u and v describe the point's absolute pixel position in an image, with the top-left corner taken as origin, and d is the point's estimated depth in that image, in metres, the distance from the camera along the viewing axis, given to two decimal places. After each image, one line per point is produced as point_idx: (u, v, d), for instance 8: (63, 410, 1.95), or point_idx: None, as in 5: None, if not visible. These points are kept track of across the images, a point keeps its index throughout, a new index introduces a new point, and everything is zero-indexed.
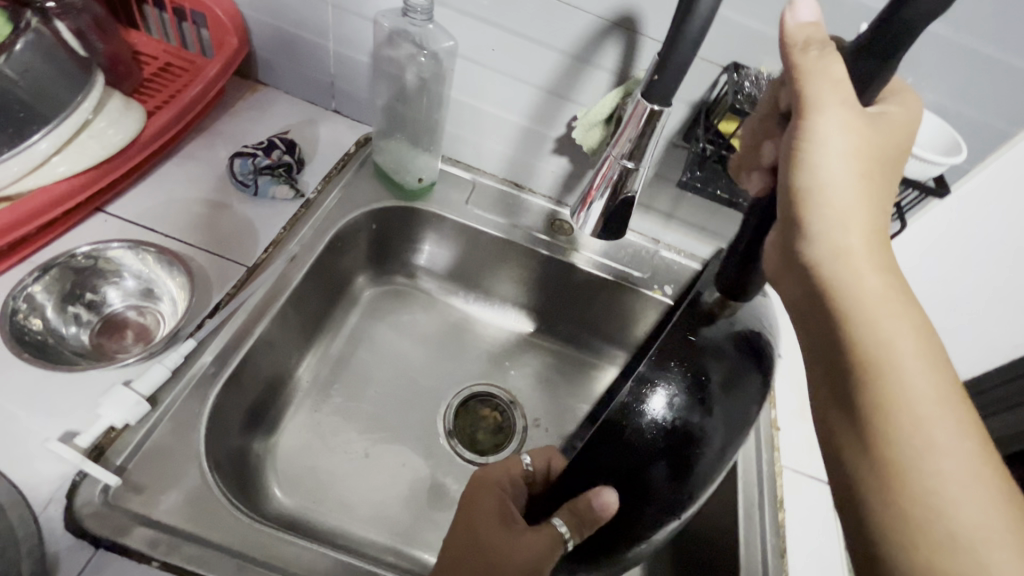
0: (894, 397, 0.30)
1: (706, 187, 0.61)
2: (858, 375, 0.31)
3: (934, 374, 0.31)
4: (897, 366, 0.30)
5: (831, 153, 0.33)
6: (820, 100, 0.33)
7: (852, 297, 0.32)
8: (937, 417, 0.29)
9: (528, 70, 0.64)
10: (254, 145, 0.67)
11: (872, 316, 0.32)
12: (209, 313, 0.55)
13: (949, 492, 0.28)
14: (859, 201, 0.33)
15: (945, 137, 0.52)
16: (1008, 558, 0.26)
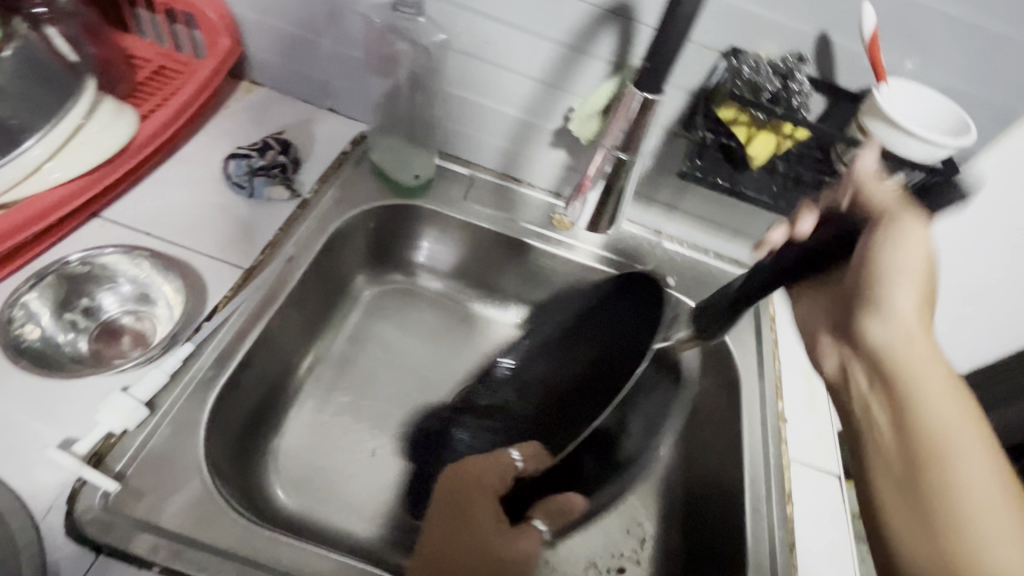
0: (975, 461, 0.40)
1: (707, 177, 0.59)
2: (924, 445, 0.42)
3: (965, 430, 0.42)
4: (937, 430, 0.42)
5: (897, 276, 0.46)
6: (897, 234, 0.46)
7: (925, 377, 0.44)
8: (965, 460, 0.41)
9: (523, 62, 0.63)
10: (247, 146, 0.68)
11: (924, 400, 0.43)
12: (206, 316, 0.55)
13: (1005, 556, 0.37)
14: (917, 311, 0.46)
15: (952, 116, 0.51)
16: None
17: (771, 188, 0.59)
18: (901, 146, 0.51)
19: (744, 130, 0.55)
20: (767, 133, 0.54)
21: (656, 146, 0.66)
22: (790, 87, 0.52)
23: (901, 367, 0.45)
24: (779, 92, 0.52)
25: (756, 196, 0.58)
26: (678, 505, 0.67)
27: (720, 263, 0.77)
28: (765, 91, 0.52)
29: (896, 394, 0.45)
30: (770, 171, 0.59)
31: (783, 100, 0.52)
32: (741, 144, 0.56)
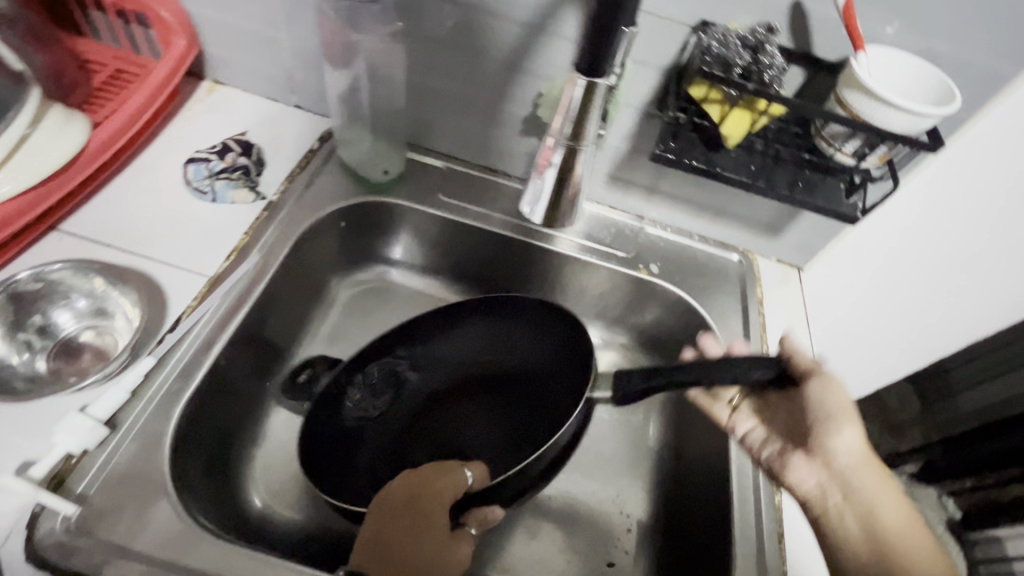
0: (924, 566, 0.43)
1: (681, 158, 0.56)
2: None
3: (910, 535, 0.45)
4: (894, 535, 0.45)
5: (836, 411, 0.48)
6: (828, 383, 0.48)
7: (876, 485, 0.47)
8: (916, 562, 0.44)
9: (485, 47, 0.60)
10: (208, 150, 0.67)
11: (883, 530, 0.45)
12: (169, 328, 0.54)
13: None
14: (864, 450, 0.47)
15: (936, 83, 0.48)
16: None
17: (749, 168, 0.57)
18: (881, 118, 0.48)
19: (717, 108, 0.52)
20: (740, 109, 0.52)
21: (629, 129, 0.64)
22: (761, 60, 0.49)
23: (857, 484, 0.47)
24: (750, 67, 0.50)
25: (734, 176, 0.56)
26: (667, 495, 0.66)
27: (704, 246, 0.75)
28: (735, 66, 0.49)
29: (851, 503, 0.47)
30: (749, 150, 0.57)
31: (754, 75, 0.50)
32: (714, 122, 0.53)
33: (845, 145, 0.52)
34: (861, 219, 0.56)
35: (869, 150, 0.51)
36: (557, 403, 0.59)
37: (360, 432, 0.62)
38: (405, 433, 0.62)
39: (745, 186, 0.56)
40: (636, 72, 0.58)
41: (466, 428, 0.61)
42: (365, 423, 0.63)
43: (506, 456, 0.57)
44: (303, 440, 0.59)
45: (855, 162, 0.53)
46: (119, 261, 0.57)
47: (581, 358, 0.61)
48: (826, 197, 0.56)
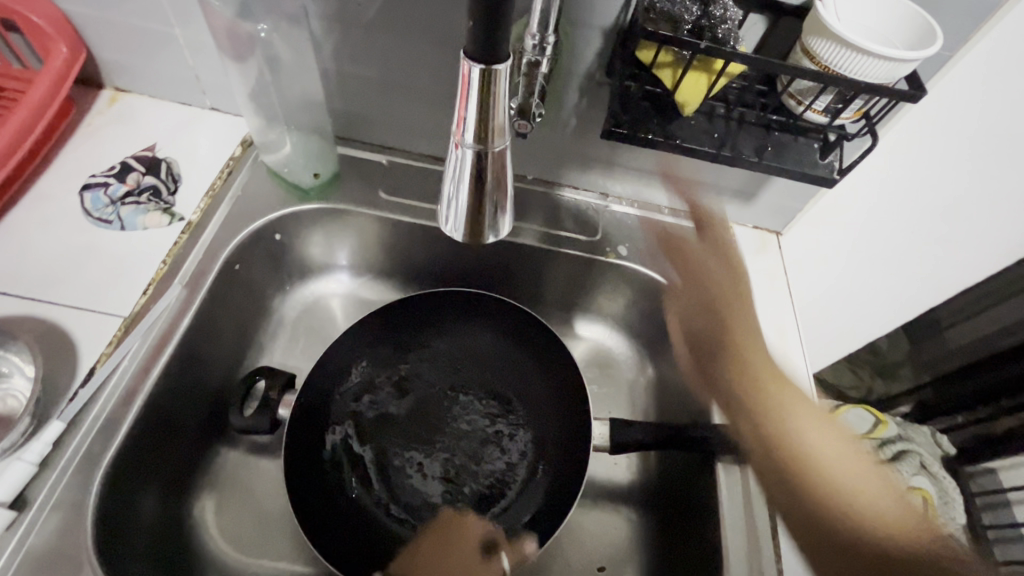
0: (885, 509, 0.45)
1: (637, 132, 0.50)
2: (769, 428, 0.51)
3: (861, 480, 0.47)
4: (850, 490, 0.46)
5: (728, 290, 0.63)
6: (699, 257, 0.66)
7: (821, 444, 0.49)
8: (870, 506, 0.45)
9: (401, 22, 0.53)
10: (105, 172, 0.61)
11: (776, 411, 0.52)
12: (81, 382, 0.48)
13: (863, 497, 0.46)
14: (745, 310, 0.61)
15: (915, 22, 0.42)
16: (885, 506, 0.46)
17: (712, 135, 0.51)
18: (854, 69, 0.42)
19: (669, 73, 0.46)
20: (693, 73, 0.45)
21: (578, 101, 0.57)
22: (712, 13, 0.43)
23: (808, 449, 0.49)
24: (700, 22, 0.43)
25: (697, 147, 0.49)
26: (653, 487, 0.62)
27: (674, 219, 0.70)
28: (683, 21, 0.43)
29: (802, 470, 0.49)
30: (709, 116, 0.51)
31: (706, 30, 0.43)
32: (668, 88, 0.47)
33: (815, 102, 0.46)
34: (838, 180, 0.51)
35: (843, 106, 0.45)
36: (570, 442, 0.60)
37: (343, 441, 0.60)
38: (398, 439, 0.60)
39: (709, 158, 0.50)
40: (577, 36, 0.51)
41: (457, 441, 0.60)
42: (353, 428, 0.61)
43: (520, 484, 0.59)
44: (286, 463, 0.56)
45: (828, 119, 0.47)
46: (18, 312, 0.51)
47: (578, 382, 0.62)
48: (799, 160, 0.51)
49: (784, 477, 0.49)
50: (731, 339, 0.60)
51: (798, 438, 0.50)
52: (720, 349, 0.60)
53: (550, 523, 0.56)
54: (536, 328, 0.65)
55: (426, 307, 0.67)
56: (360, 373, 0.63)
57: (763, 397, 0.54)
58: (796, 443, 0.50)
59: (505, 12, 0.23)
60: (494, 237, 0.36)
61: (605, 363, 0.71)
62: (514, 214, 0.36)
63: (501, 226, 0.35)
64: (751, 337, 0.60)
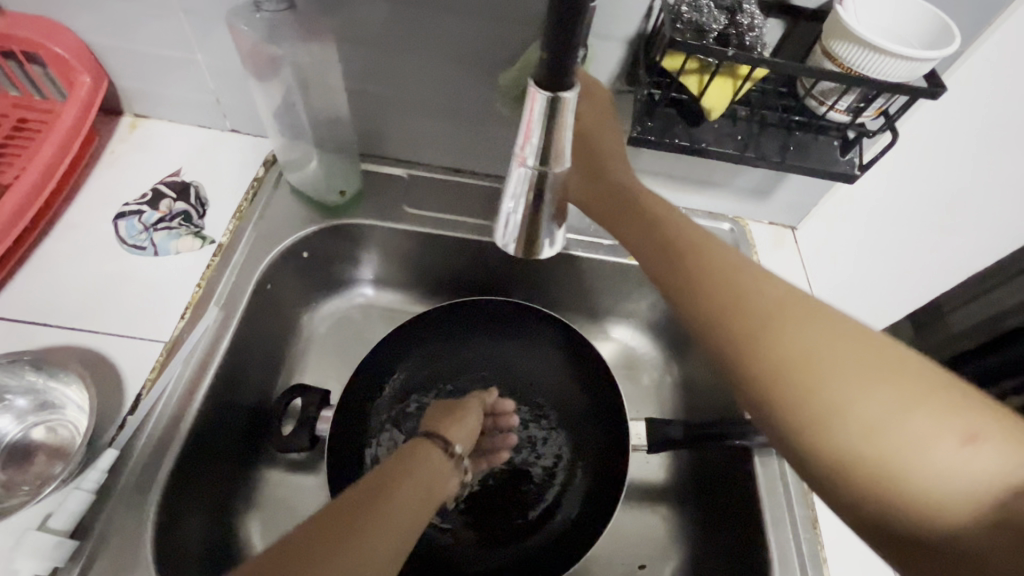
0: (974, 419, 0.30)
1: (662, 139, 0.52)
2: (753, 340, 0.35)
3: (886, 393, 0.32)
4: (893, 444, 0.31)
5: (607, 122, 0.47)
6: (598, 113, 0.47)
7: (806, 352, 0.34)
8: (931, 425, 0.30)
9: (424, 39, 0.54)
10: (137, 200, 0.61)
11: (752, 294, 0.37)
12: (130, 409, 0.49)
13: (918, 458, 0.30)
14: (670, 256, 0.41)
15: (933, 22, 0.43)
16: (973, 463, 0.29)
17: (735, 138, 0.52)
18: (877, 68, 0.43)
19: (695, 80, 0.48)
20: (720, 79, 0.47)
21: None
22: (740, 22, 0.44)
23: (812, 350, 0.34)
24: (728, 30, 0.45)
25: (721, 150, 0.51)
26: (687, 484, 0.63)
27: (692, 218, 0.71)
28: (711, 30, 0.44)
29: (815, 414, 0.33)
30: (732, 120, 0.53)
31: (733, 37, 0.45)
32: (694, 95, 0.48)
33: (838, 102, 0.48)
34: (859, 176, 0.52)
35: (865, 105, 0.47)
36: (607, 446, 0.61)
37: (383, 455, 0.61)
38: None
39: (733, 160, 0.51)
40: (599, 46, 0.52)
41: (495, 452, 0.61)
42: (391, 441, 0.62)
43: (557, 489, 0.60)
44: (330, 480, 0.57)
45: (850, 118, 0.49)
46: (62, 343, 0.52)
47: (609, 385, 0.63)
48: (820, 158, 0.52)
49: (801, 433, 0.33)
50: (713, 263, 0.39)
51: (803, 348, 0.34)
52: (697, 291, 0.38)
53: (591, 528, 0.57)
54: (565, 332, 0.66)
55: (451, 320, 0.67)
56: (394, 386, 0.64)
57: (750, 327, 0.36)
58: (777, 353, 0.34)
59: (576, 42, 0.23)
60: (544, 257, 0.36)
61: (630, 364, 0.73)
62: (564, 234, 0.36)
63: (552, 246, 0.35)
64: (707, 240, 0.41)
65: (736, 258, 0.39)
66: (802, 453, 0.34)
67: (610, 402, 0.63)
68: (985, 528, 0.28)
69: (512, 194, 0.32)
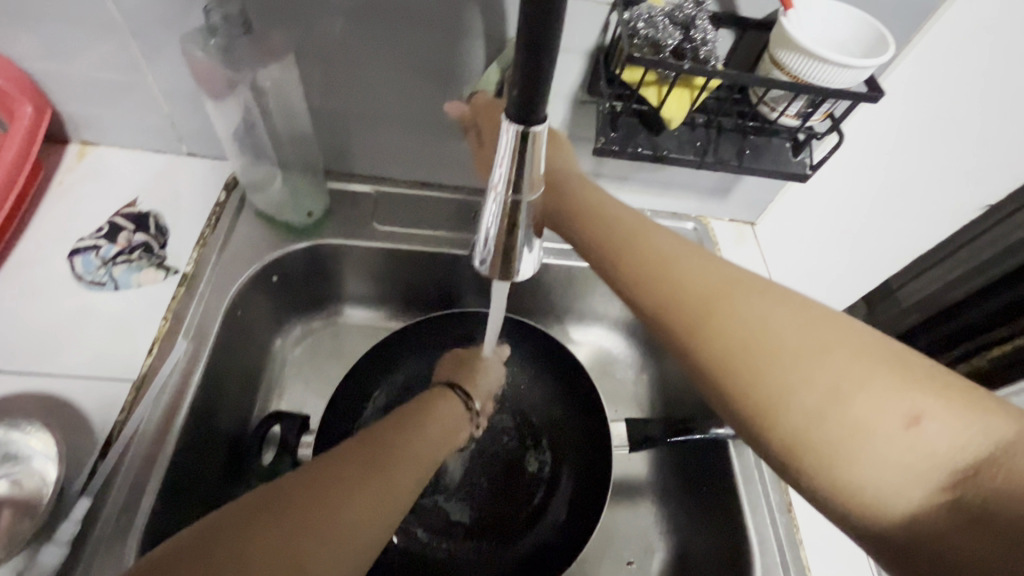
0: (922, 398, 0.31)
1: (626, 148, 0.53)
2: (701, 330, 0.36)
3: (834, 376, 0.32)
4: (843, 427, 0.31)
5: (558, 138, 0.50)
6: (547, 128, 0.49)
7: (756, 338, 0.34)
8: (877, 406, 0.31)
9: (387, 58, 0.54)
10: (92, 234, 0.58)
11: (698, 285, 0.37)
12: (100, 453, 0.47)
13: (868, 436, 0.31)
14: (621, 253, 0.41)
15: (868, 30, 0.46)
16: (921, 435, 0.30)
17: (695, 144, 0.55)
18: (821, 76, 0.46)
19: (654, 91, 0.49)
20: (677, 90, 0.49)
21: (564, 118, 0.59)
22: (694, 37, 0.46)
23: (760, 336, 0.34)
24: (682, 45, 0.46)
25: (681, 156, 0.53)
26: (668, 477, 0.65)
27: (658, 219, 0.73)
28: (667, 45, 0.46)
29: (765, 400, 0.33)
30: (691, 127, 0.55)
31: (688, 52, 0.46)
32: (654, 106, 0.50)
33: (787, 108, 0.50)
34: (810, 175, 0.55)
35: (813, 110, 0.50)
36: (591, 446, 0.62)
37: None
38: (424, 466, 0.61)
39: (693, 164, 0.54)
40: (560, 59, 0.54)
41: (481, 461, 0.62)
42: None
43: (546, 493, 0.61)
44: None
45: (798, 122, 0.52)
46: (21, 389, 0.49)
47: (588, 388, 0.65)
48: (774, 160, 0.55)
49: (753, 419, 0.34)
50: (660, 257, 0.39)
51: (751, 335, 0.34)
52: (646, 283, 0.38)
53: (579, 528, 0.57)
54: (543, 338, 0.67)
55: (430, 334, 0.68)
56: (376, 404, 0.64)
57: (701, 317, 0.36)
58: (728, 339, 0.35)
59: (546, 79, 0.24)
60: (520, 281, 0.36)
61: (606, 365, 0.74)
62: (540, 259, 0.36)
63: (526, 271, 0.35)
64: (659, 233, 0.41)
65: (687, 248, 0.40)
66: (757, 438, 0.34)
67: (590, 404, 0.64)
68: (935, 505, 0.29)
69: (489, 222, 0.32)
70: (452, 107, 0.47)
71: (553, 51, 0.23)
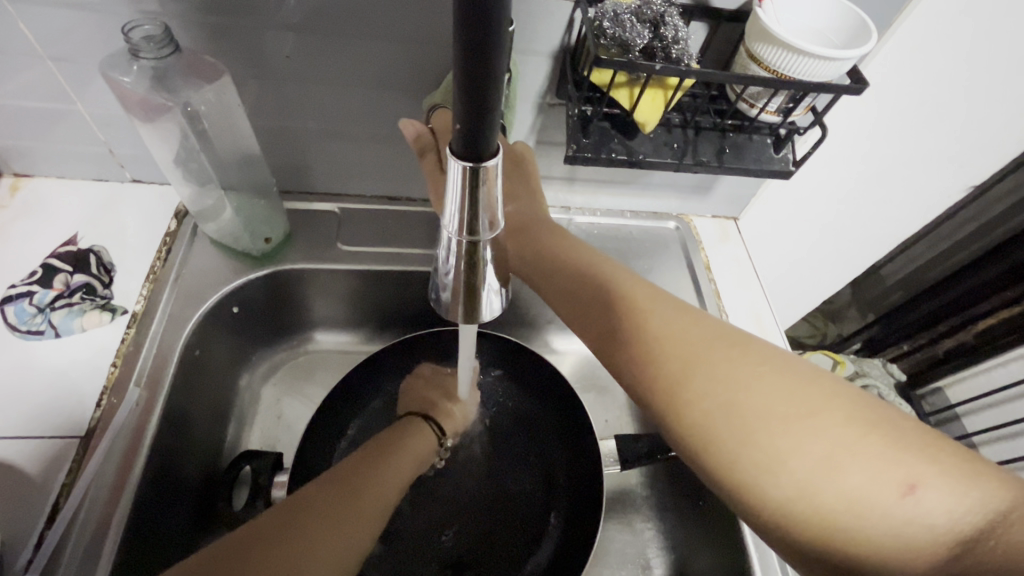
0: (915, 466, 0.30)
1: (599, 154, 0.50)
2: (685, 393, 0.36)
3: (822, 441, 0.32)
4: (838, 500, 0.30)
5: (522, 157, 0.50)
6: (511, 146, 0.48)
7: (740, 403, 0.34)
8: (869, 474, 0.30)
9: (336, 70, 0.50)
10: (25, 280, 0.53)
11: (679, 345, 0.37)
12: (47, 521, 0.43)
13: (862, 507, 0.30)
14: (603, 314, 0.41)
15: (849, 18, 0.43)
16: (917, 504, 0.29)
17: (671, 146, 0.51)
18: (801, 71, 0.43)
19: (625, 93, 0.46)
20: (650, 91, 0.45)
21: (532, 123, 0.56)
22: (664, 36, 0.43)
23: (743, 402, 0.34)
24: (652, 44, 0.43)
25: (658, 159, 0.50)
26: (663, 487, 0.63)
27: (638, 221, 0.70)
28: (636, 46, 0.42)
29: (755, 469, 0.33)
30: (666, 127, 0.52)
31: (659, 52, 0.43)
32: (626, 108, 0.47)
33: (768, 104, 0.47)
34: (793, 172, 0.52)
35: (794, 105, 0.47)
36: (579, 462, 0.59)
37: None
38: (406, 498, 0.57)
39: (670, 166, 0.51)
40: (522, 63, 0.50)
41: (467, 486, 0.59)
42: None
43: (540, 512, 0.58)
44: None
45: (779, 118, 0.49)
46: None
47: (574, 403, 0.61)
48: (755, 157, 0.52)
49: (743, 489, 0.33)
50: (641, 316, 0.40)
51: (734, 401, 0.34)
52: (631, 346, 0.39)
53: (573, 550, 0.54)
54: (523, 351, 0.64)
55: (403, 355, 0.64)
56: (353, 436, 0.60)
57: (684, 380, 0.36)
58: (712, 406, 0.35)
59: (494, 110, 0.21)
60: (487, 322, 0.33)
61: (593, 374, 0.72)
62: (507, 295, 0.32)
63: (492, 313, 0.32)
64: (638, 289, 0.42)
65: (667, 307, 0.40)
66: (746, 507, 0.34)
67: (573, 413, 0.61)
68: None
69: (448, 263, 0.29)
70: (408, 128, 0.43)
71: (497, 80, 0.19)
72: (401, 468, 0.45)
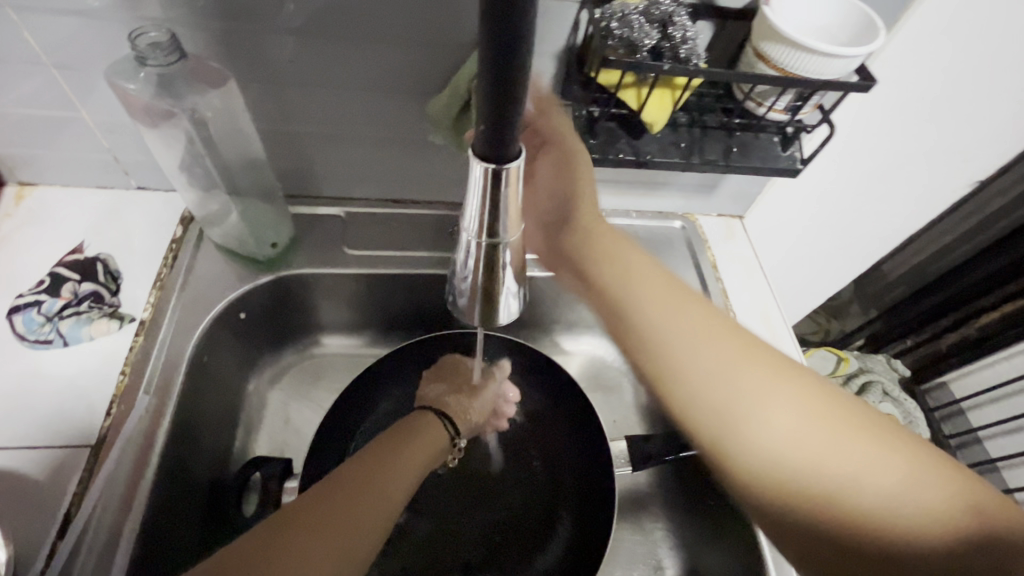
0: (972, 490, 0.35)
1: (606, 155, 0.50)
2: (776, 409, 0.39)
3: (897, 461, 0.36)
4: (914, 514, 0.35)
5: None
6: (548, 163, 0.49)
7: (827, 422, 0.38)
8: (939, 494, 0.35)
9: (341, 74, 0.50)
10: (32, 289, 0.53)
11: (769, 365, 0.40)
12: (59, 531, 0.43)
13: (936, 522, 0.34)
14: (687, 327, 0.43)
15: (857, 15, 0.43)
16: (977, 521, 0.34)
17: (678, 145, 0.51)
18: (808, 69, 0.42)
19: (633, 94, 0.46)
20: (658, 91, 0.45)
21: None
22: (672, 37, 0.43)
23: (830, 421, 0.38)
24: (660, 44, 0.43)
25: (665, 159, 0.50)
26: (673, 488, 0.62)
27: (644, 220, 0.70)
28: (644, 46, 0.42)
29: (840, 483, 0.36)
30: (673, 127, 0.52)
31: (667, 52, 0.43)
32: (633, 109, 0.47)
33: (776, 103, 0.47)
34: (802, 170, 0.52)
35: (802, 103, 0.47)
36: (589, 462, 0.59)
37: None
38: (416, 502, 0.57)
39: (677, 165, 0.51)
40: None
41: (477, 489, 0.58)
42: None
43: (552, 512, 0.58)
44: None
45: (786, 116, 0.49)
46: None
47: (583, 403, 0.61)
48: (762, 156, 0.51)
49: (825, 500, 0.37)
50: (730, 334, 0.42)
51: (823, 420, 0.38)
52: (722, 362, 0.41)
53: (585, 549, 0.54)
54: (530, 353, 0.64)
55: (410, 358, 0.63)
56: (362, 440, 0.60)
57: (777, 399, 0.39)
58: (801, 423, 0.38)
59: (515, 113, 0.20)
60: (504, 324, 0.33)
61: (600, 375, 0.71)
62: (524, 298, 0.32)
63: (508, 315, 0.32)
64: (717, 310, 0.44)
65: (738, 334, 0.43)
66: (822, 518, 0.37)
67: (581, 414, 0.61)
68: None
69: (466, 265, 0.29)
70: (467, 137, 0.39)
71: (518, 83, 0.19)
72: (411, 470, 0.44)
